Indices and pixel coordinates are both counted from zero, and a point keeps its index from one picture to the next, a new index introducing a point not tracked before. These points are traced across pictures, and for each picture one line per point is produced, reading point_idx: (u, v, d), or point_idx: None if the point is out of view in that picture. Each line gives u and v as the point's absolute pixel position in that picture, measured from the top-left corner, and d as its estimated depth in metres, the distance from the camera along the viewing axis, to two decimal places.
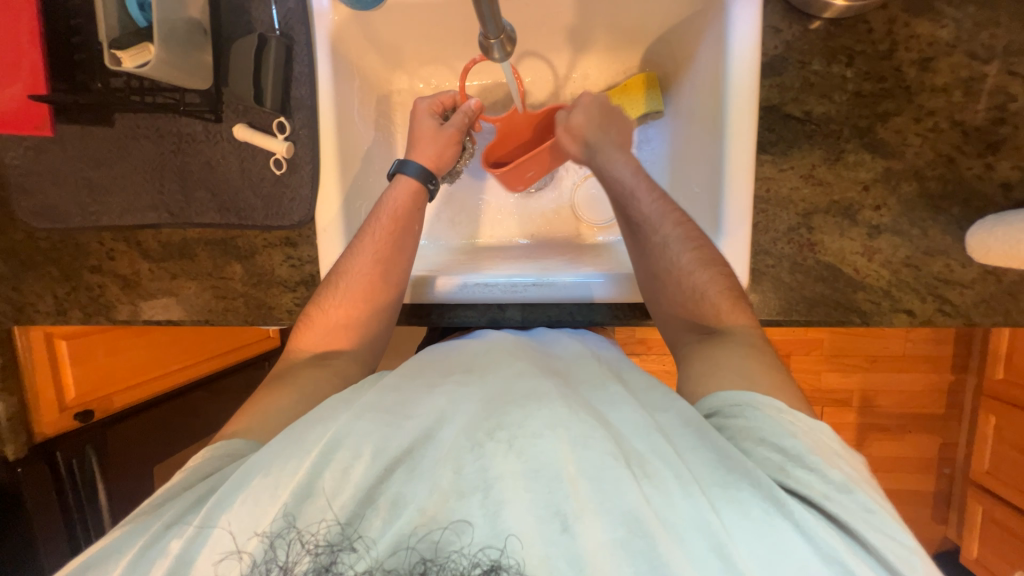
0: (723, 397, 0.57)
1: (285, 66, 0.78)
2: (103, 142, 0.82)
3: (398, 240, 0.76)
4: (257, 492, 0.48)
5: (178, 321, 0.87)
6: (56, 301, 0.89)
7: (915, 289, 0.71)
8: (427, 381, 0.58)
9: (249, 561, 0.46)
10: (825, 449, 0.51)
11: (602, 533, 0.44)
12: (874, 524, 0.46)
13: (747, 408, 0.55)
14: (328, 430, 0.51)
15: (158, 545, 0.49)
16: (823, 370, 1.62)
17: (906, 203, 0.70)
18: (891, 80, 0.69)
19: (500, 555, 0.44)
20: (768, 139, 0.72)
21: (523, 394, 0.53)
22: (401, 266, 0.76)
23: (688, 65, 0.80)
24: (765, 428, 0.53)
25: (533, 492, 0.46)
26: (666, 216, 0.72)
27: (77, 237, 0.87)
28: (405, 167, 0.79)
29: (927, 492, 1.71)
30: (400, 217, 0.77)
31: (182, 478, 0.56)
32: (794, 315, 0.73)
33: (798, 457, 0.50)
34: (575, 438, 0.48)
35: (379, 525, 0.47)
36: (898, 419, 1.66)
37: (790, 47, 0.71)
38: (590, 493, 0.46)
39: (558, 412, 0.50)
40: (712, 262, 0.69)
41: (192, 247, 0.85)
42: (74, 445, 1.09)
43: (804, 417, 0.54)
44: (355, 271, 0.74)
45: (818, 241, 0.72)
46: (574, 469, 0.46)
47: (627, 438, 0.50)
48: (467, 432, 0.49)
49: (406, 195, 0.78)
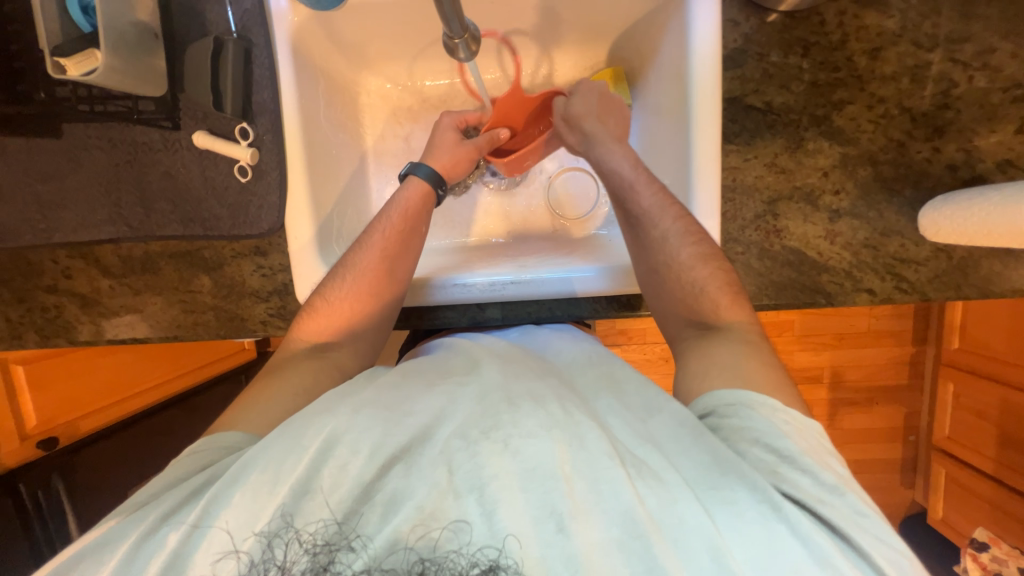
0: (716, 397, 0.59)
1: (244, 70, 0.75)
2: (51, 155, 0.77)
3: (406, 240, 0.75)
4: (255, 488, 0.47)
5: (145, 338, 0.84)
6: (9, 324, 0.84)
7: (874, 268, 0.74)
8: (425, 381, 0.58)
9: (247, 561, 0.44)
10: (817, 449, 0.53)
11: (597, 534, 0.45)
12: (864, 526, 0.48)
13: (741, 408, 0.56)
14: (329, 426, 0.50)
15: (151, 541, 0.47)
16: (795, 350, 1.69)
17: (862, 187, 0.73)
18: (844, 69, 0.72)
19: (499, 555, 0.44)
20: (732, 130, 0.74)
21: (519, 395, 0.54)
22: (408, 261, 0.75)
23: (652, 59, 0.82)
24: (759, 428, 0.54)
25: (528, 493, 0.46)
26: (665, 210, 0.71)
27: (28, 256, 0.82)
28: (417, 169, 0.79)
29: (895, 459, 1.80)
30: (410, 217, 0.77)
31: (177, 466, 0.55)
32: (764, 299, 0.76)
33: (791, 458, 0.52)
34: (570, 440, 0.49)
35: (375, 521, 0.46)
36: (866, 392, 1.74)
37: (748, 39, 0.73)
38: (585, 491, 0.47)
39: (553, 416, 0.51)
40: (711, 256, 0.69)
41: (155, 261, 0.82)
42: (36, 477, 1.05)
43: (798, 416, 0.56)
44: (362, 265, 0.73)
45: (783, 227, 0.74)
46: (569, 469, 0.47)
47: (625, 446, 0.52)
48: (467, 429, 0.50)
49: (417, 198, 0.78)
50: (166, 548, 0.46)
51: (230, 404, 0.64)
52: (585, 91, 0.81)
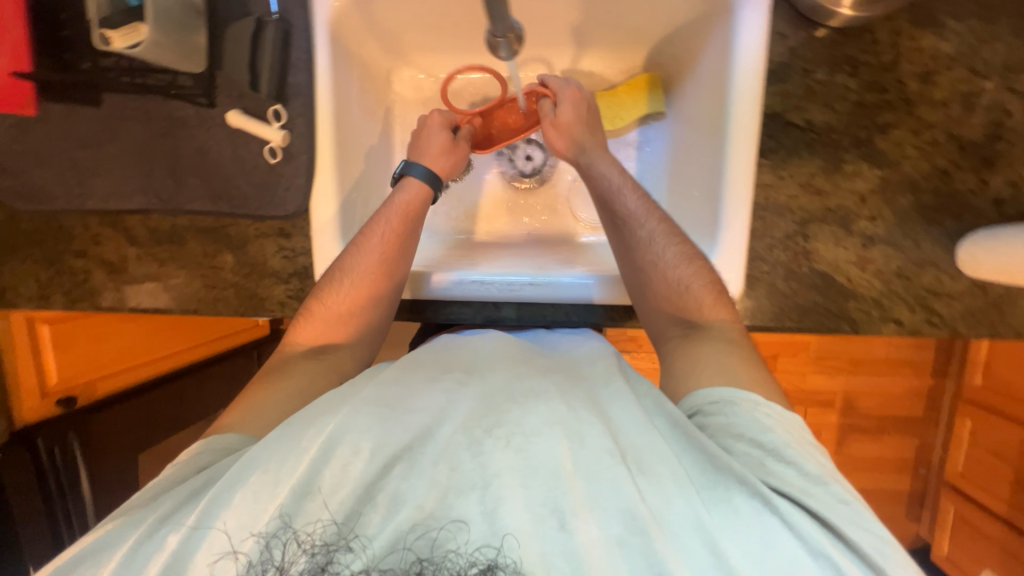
0: (701, 396, 0.61)
1: (282, 52, 0.76)
2: (90, 123, 0.79)
3: (403, 244, 0.76)
4: (256, 488, 0.48)
5: (166, 309, 0.85)
6: (38, 285, 0.86)
7: (904, 299, 0.72)
8: (426, 375, 0.57)
9: (246, 562, 0.46)
10: (801, 442, 0.55)
11: (597, 529, 0.46)
12: (850, 516, 0.49)
13: (725, 405, 0.58)
14: (329, 424, 0.50)
15: (152, 541, 0.48)
16: (808, 372, 1.65)
17: (900, 215, 0.71)
18: (893, 92, 0.69)
19: (497, 554, 0.44)
20: (769, 146, 0.72)
21: (521, 392, 0.53)
22: (403, 264, 0.75)
23: (691, 68, 0.80)
24: (744, 424, 0.56)
25: (529, 488, 0.46)
26: (649, 212, 0.73)
27: (61, 220, 0.84)
28: (410, 170, 0.78)
29: (902, 492, 1.76)
30: (406, 219, 0.76)
31: (176, 469, 0.57)
32: (786, 322, 0.74)
33: (775, 451, 0.53)
34: (574, 434, 0.49)
35: (377, 521, 0.47)
36: (879, 420, 1.69)
37: (794, 54, 0.71)
38: (586, 492, 0.47)
39: (558, 410, 0.50)
40: (694, 257, 0.71)
41: (182, 234, 0.83)
42: (53, 432, 1.05)
43: (781, 411, 0.58)
44: (358, 269, 0.73)
45: (813, 249, 0.73)
46: (572, 466, 0.47)
47: (624, 435, 0.51)
48: (467, 428, 0.50)
49: (415, 198, 0.78)
50: (165, 551, 0.47)
51: (228, 408, 0.65)
52: (571, 97, 0.78)
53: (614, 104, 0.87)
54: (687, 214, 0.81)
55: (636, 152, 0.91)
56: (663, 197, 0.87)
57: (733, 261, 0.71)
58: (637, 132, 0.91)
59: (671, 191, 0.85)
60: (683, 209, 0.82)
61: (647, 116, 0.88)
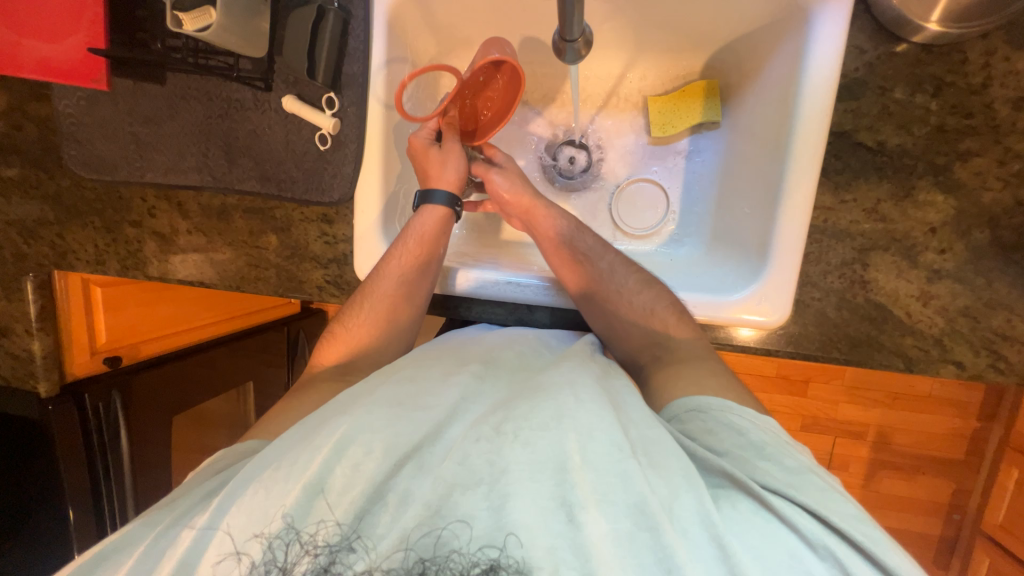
0: (678, 405, 0.60)
1: (340, 40, 0.76)
2: (154, 100, 0.82)
3: (424, 265, 0.76)
4: (268, 485, 0.48)
5: (210, 284, 0.89)
6: (96, 250, 0.91)
7: (968, 340, 0.67)
8: (443, 369, 0.59)
9: (249, 563, 0.46)
10: (779, 439, 0.54)
11: (606, 524, 0.44)
12: (833, 503, 0.48)
13: (699, 411, 0.57)
14: (342, 427, 0.51)
15: (167, 538, 0.49)
16: (841, 401, 1.58)
17: (974, 250, 0.66)
18: (979, 117, 0.64)
19: (500, 554, 0.43)
20: (834, 166, 0.68)
21: (532, 389, 0.53)
22: (424, 287, 0.77)
23: (754, 78, 0.77)
24: (720, 428, 0.55)
25: (537, 483, 0.45)
26: (605, 248, 0.78)
27: (121, 190, 0.88)
28: (432, 197, 0.79)
29: (931, 535, 1.66)
30: (427, 242, 0.77)
31: (196, 477, 0.59)
32: (834, 352, 0.70)
33: (756, 448, 0.52)
34: (583, 427, 0.48)
35: (387, 521, 0.46)
36: (913, 459, 1.60)
37: (871, 70, 0.66)
38: (594, 483, 0.45)
39: (565, 403, 0.50)
40: (652, 282, 0.75)
41: (230, 213, 0.86)
42: (102, 388, 1.02)
43: (756, 413, 0.57)
44: (380, 293, 0.75)
45: (871, 279, 0.68)
46: (580, 458, 0.46)
47: (636, 427, 0.50)
48: (478, 425, 0.49)
49: (434, 224, 0.78)
50: (175, 551, 0.48)
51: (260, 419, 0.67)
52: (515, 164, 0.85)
53: (667, 112, 0.85)
54: (737, 233, 0.77)
55: (684, 161, 0.87)
56: (710, 210, 0.84)
57: (782, 288, 0.68)
58: (688, 141, 0.87)
59: (720, 208, 0.82)
60: (732, 228, 0.79)
61: (700, 126, 0.85)
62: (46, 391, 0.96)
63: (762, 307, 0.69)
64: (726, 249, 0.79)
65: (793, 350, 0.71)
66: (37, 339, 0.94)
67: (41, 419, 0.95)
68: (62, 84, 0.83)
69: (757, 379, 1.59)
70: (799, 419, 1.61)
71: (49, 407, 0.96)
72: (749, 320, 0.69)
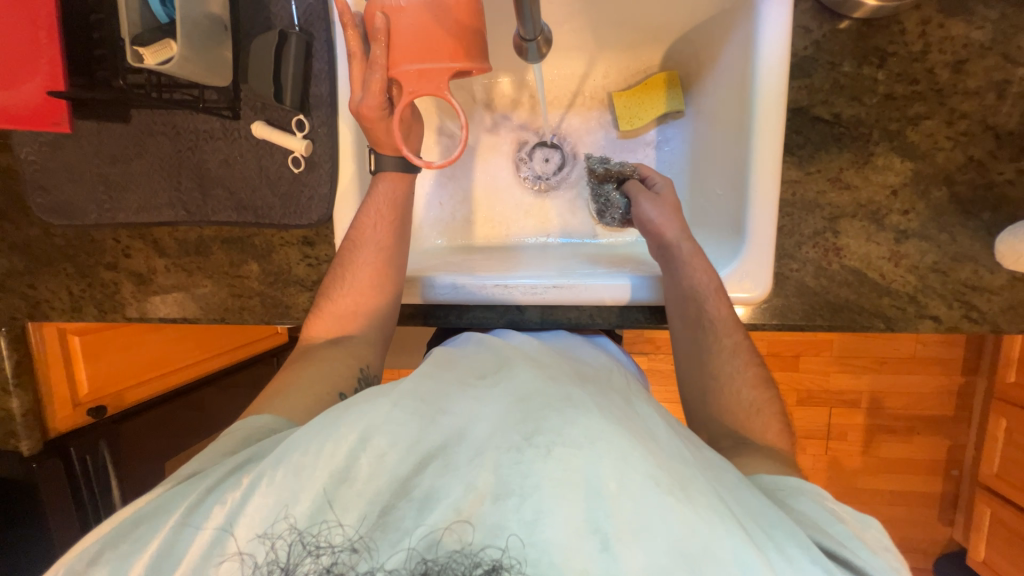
0: (765, 479, 0.59)
1: (304, 62, 0.77)
2: (121, 138, 0.81)
3: (396, 231, 0.78)
4: (299, 467, 0.48)
5: (193, 318, 0.87)
6: (71, 297, 0.88)
7: (941, 295, 0.70)
8: (457, 377, 0.57)
9: (253, 563, 0.46)
10: (871, 540, 0.53)
11: (644, 558, 0.42)
12: None
13: (790, 492, 0.57)
14: (363, 418, 0.50)
15: (180, 531, 0.48)
16: (832, 371, 1.62)
17: (935, 208, 0.69)
18: (923, 82, 0.68)
19: (501, 555, 0.43)
20: (796, 142, 0.71)
21: (560, 398, 0.51)
22: (399, 251, 0.78)
23: (711, 65, 0.80)
24: (811, 513, 0.54)
25: (575, 501, 0.44)
26: (712, 293, 0.70)
27: (93, 233, 0.86)
28: (380, 163, 0.76)
29: (933, 494, 1.69)
30: (398, 207, 0.77)
31: (214, 448, 0.60)
32: (817, 319, 0.73)
33: (844, 538, 0.51)
34: (618, 453, 0.45)
35: (411, 517, 0.45)
36: (906, 420, 1.64)
37: (819, 47, 0.69)
38: (632, 513, 0.43)
39: (596, 424, 0.47)
40: (713, 313, 0.71)
41: (208, 245, 0.85)
42: (86, 440, 0.99)
43: (848, 510, 0.56)
44: (357, 264, 0.76)
45: (843, 245, 0.71)
46: (616, 487, 0.44)
47: (670, 458, 0.47)
48: (508, 432, 0.48)
49: (388, 184, 0.76)
50: (190, 552, 0.47)
51: (262, 395, 0.70)
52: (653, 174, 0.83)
53: (633, 104, 0.87)
54: (712, 214, 0.80)
55: (655, 151, 0.89)
56: (685, 196, 0.87)
57: (760, 262, 0.70)
58: (656, 131, 0.89)
59: (692, 193, 0.85)
60: (707, 211, 0.81)
61: (666, 116, 0.88)
62: (27, 449, 0.92)
63: (745, 283, 0.71)
64: (705, 232, 0.81)
65: (777, 322, 0.73)
66: (15, 397, 0.90)
67: (26, 477, 0.92)
68: (23, 131, 0.82)
69: None
70: (793, 394, 1.64)
71: (32, 464, 0.92)
72: (733, 299, 0.71)
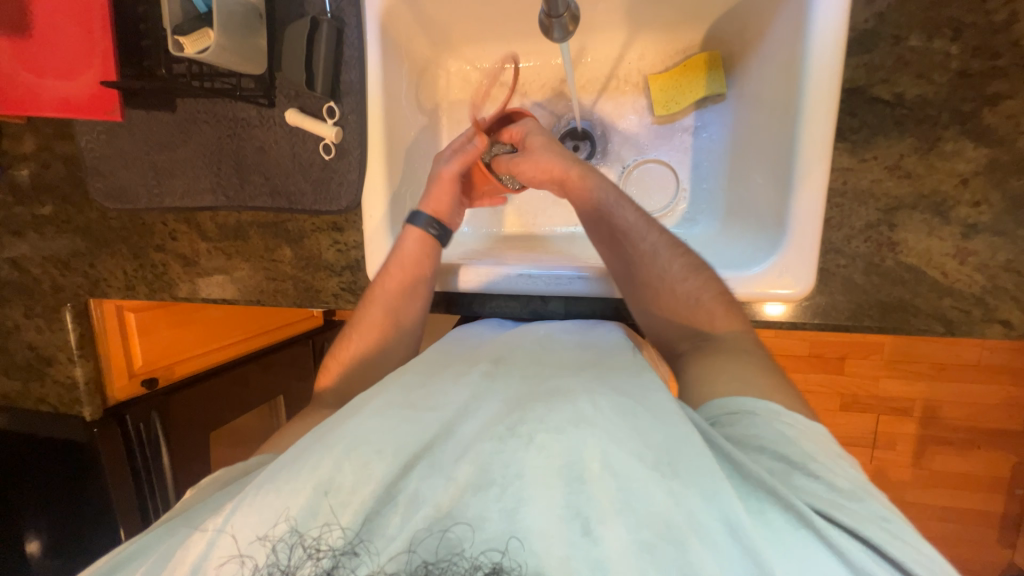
0: (718, 406, 0.58)
1: (335, 49, 0.78)
2: (167, 127, 0.85)
3: (408, 290, 0.77)
4: (279, 488, 0.49)
5: (233, 300, 0.92)
6: (126, 276, 0.95)
7: (1014, 296, 0.63)
8: (454, 371, 0.60)
9: (253, 566, 0.47)
10: (828, 451, 0.51)
11: (626, 533, 0.42)
12: (890, 530, 0.45)
13: (745, 416, 0.55)
14: (351, 431, 0.52)
15: (180, 547, 0.50)
16: (881, 376, 1.51)
17: (1012, 200, 0.62)
18: (1006, 56, 0.60)
19: (502, 557, 0.42)
20: (850, 125, 0.65)
21: (547, 392, 0.52)
22: (410, 312, 0.78)
23: (758, 43, 0.74)
24: (765, 434, 0.52)
25: (558, 488, 0.44)
26: (651, 225, 0.72)
27: (143, 216, 0.92)
28: (415, 218, 0.77)
29: (994, 513, 1.54)
30: (410, 266, 0.76)
31: (213, 485, 0.62)
32: (866, 320, 0.67)
33: (800, 463, 0.49)
34: (602, 434, 0.46)
35: (397, 522, 0.46)
36: (965, 433, 1.51)
37: (883, 19, 0.63)
38: (614, 490, 0.44)
39: (583, 410, 0.49)
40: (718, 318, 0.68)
41: (245, 230, 0.88)
42: (141, 409, 1.05)
43: (803, 419, 0.54)
44: (366, 322, 0.78)
45: (900, 240, 0.65)
46: (598, 465, 0.45)
47: (659, 431, 0.47)
48: (492, 426, 0.49)
49: (415, 246, 0.77)
50: (187, 557, 0.48)
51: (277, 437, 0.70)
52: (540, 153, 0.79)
53: (669, 89, 0.82)
54: (751, 206, 0.75)
55: (693, 138, 0.84)
56: (721, 185, 0.82)
57: (801, 255, 0.65)
58: (694, 116, 0.84)
59: (731, 185, 0.80)
60: (748, 203, 0.76)
61: (705, 99, 0.83)
62: (90, 415, 1.00)
63: (785, 280, 0.66)
64: (744, 224, 0.76)
65: (821, 321, 0.68)
66: (79, 366, 0.98)
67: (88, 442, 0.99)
68: (82, 121, 0.88)
69: (786, 358, 1.55)
70: (836, 399, 1.55)
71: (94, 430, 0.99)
72: (774, 296, 0.67)
